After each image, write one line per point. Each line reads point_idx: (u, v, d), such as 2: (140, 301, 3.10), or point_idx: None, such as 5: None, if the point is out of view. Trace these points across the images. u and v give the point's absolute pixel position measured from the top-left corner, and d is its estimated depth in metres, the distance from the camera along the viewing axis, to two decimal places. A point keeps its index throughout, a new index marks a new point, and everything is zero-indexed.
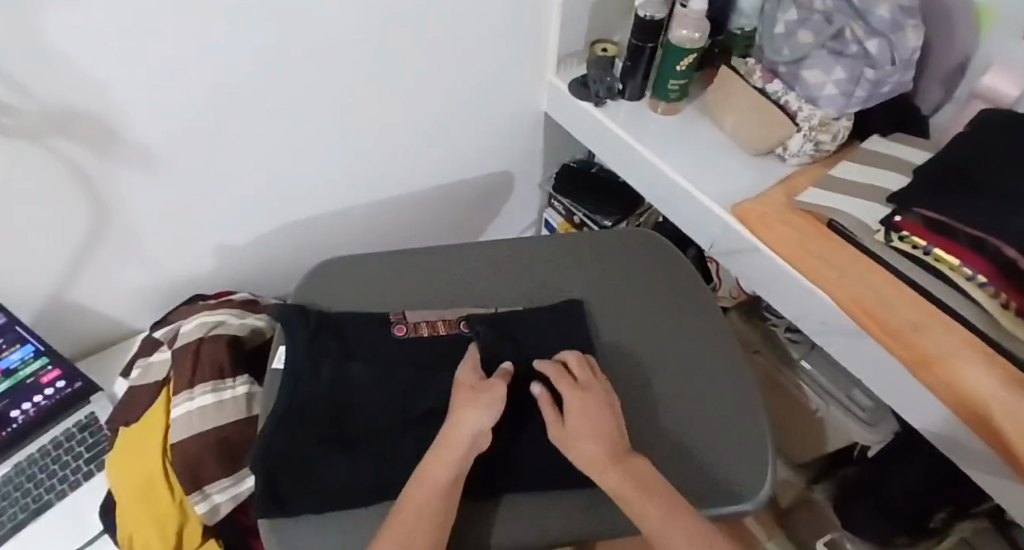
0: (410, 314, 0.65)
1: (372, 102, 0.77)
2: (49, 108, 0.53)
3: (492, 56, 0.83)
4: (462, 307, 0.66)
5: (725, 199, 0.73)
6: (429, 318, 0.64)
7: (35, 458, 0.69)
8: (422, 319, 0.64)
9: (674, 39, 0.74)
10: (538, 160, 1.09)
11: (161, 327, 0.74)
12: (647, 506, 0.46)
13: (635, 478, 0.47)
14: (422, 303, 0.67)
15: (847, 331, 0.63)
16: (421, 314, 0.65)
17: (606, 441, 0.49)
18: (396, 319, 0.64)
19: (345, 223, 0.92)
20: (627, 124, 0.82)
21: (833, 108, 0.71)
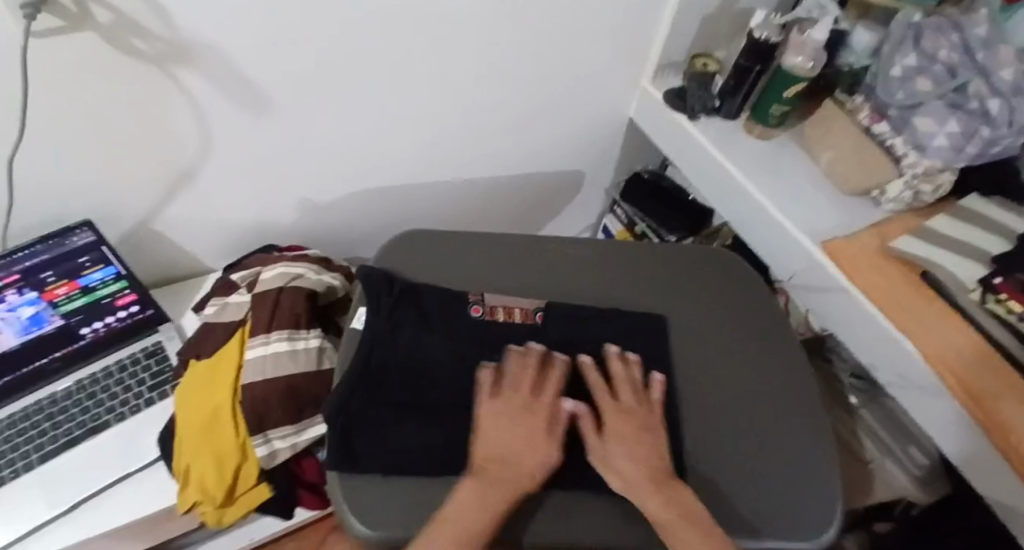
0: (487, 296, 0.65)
1: (472, 81, 0.77)
2: (177, 35, 0.53)
3: (595, 55, 0.83)
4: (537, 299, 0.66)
5: (812, 233, 0.72)
6: (506, 303, 0.64)
7: (97, 377, 0.70)
8: (500, 303, 0.64)
9: (786, 63, 0.73)
10: (611, 164, 1.08)
11: (236, 269, 0.76)
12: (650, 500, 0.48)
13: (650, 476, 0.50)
14: (498, 288, 0.67)
15: (926, 386, 0.62)
16: (497, 297, 0.65)
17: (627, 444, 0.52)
18: (473, 299, 0.64)
19: (418, 197, 0.93)
20: (719, 141, 0.81)
21: (939, 160, 0.68)
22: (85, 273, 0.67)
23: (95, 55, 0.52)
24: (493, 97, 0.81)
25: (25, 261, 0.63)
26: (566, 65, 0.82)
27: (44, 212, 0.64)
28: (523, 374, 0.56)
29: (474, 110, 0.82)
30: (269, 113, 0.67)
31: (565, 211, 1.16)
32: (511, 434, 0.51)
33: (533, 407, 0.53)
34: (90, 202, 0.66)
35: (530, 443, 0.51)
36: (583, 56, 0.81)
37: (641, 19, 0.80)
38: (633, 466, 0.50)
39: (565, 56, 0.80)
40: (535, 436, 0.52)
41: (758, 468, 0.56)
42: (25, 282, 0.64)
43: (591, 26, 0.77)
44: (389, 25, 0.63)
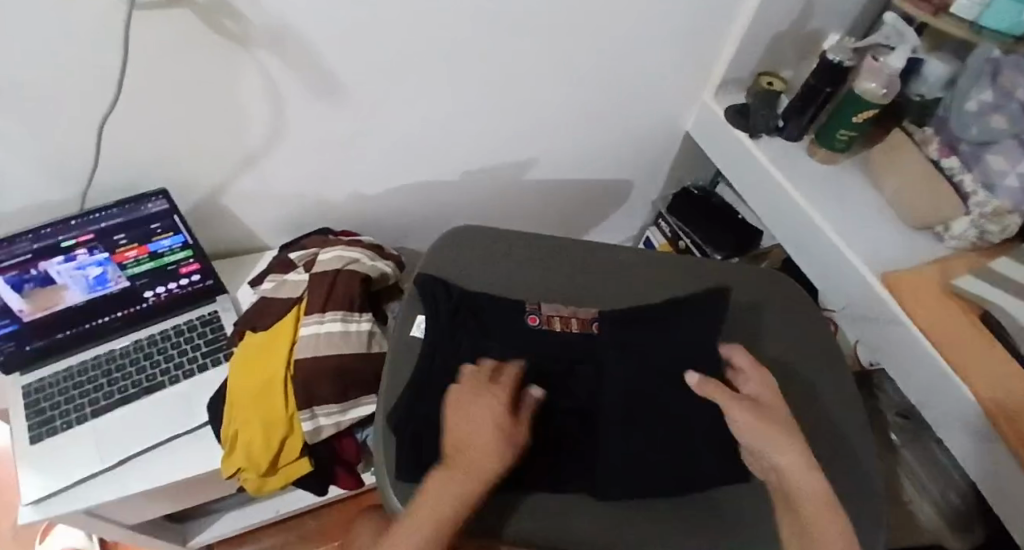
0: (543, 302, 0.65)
1: (538, 84, 0.78)
2: (269, 19, 0.55)
3: (659, 67, 0.83)
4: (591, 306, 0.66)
5: (870, 262, 0.71)
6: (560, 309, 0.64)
7: (155, 339, 0.74)
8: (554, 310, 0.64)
9: (858, 87, 0.72)
10: (661, 176, 1.08)
11: (294, 249, 0.78)
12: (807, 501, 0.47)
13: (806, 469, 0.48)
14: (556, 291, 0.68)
15: (977, 428, 0.60)
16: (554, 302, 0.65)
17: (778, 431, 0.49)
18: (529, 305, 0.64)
19: (470, 194, 0.94)
20: (779, 162, 0.81)
21: (1011, 200, 0.66)
22: (154, 239, 0.68)
23: (190, 32, 0.54)
24: (554, 100, 0.82)
25: (103, 221, 0.63)
26: (630, 74, 0.82)
27: (123, 179, 0.68)
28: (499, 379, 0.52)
29: (534, 111, 0.82)
30: (340, 100, 0.69)
31: (610, 219, 1.17)
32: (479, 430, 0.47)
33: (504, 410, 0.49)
34: (165, 173, 0.69)
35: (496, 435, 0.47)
36: (647, 67, 0.82)
37: (711, 34, 0.80)
38: (785, 448, 0.48)
39: (630, 66, 0.81)
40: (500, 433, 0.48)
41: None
42: (98, 242, 0.65)
43: (659, 38, 0.77)
44: (464, 23, 0.64)
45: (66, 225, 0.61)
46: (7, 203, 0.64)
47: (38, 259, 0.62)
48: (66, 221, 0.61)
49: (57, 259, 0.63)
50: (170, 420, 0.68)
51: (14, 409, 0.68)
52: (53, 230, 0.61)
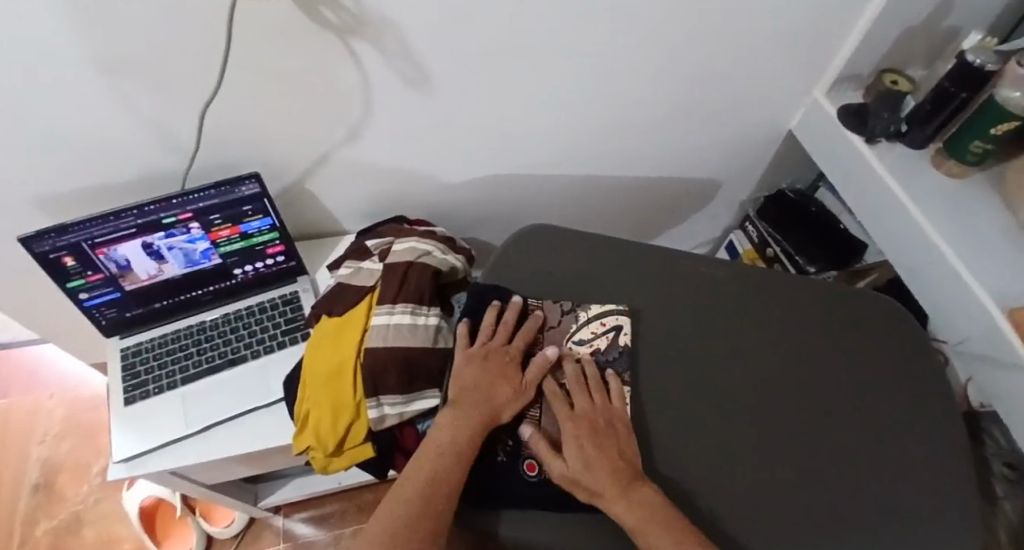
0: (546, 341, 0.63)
1: (629, 78, 0.74)
2: (363, 9, 0.56)
3: (764, 62, 0.76)
4: (610, 317, 0.62)
5: (995, 296, 0.63)
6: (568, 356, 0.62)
7: (241, 314, 0.78)
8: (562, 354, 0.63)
9: (999, 95, 0.63)
10: (753, 179, 1.01)
11: (370, 236, 0.80)
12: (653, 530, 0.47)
13: (638, 499, 0.49)
14: (554, 305, 0.64)
15: None
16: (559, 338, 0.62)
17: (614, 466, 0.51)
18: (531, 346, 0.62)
19: (548, 189, 0.92)
20: (894, 174, 0.73)
21: None
22: (245, 220, 0.72)
23: (287, 20, 0.55)
24: (646, 95, 0.78)
25: (199, 202, 0.67)
26: (729, 69, 0.76)
27: (223, 159, 0.71)
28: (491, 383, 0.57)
29: (622, 105, 0.78)
30: (427, 90, 0.68)
31: (690, 221, 1.11)
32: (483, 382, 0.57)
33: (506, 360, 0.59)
34: (260, 155, 0.72)
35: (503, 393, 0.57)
36: (754, 59, 0.75)
37: (830, 26, 0.72)
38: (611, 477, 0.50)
39: (731, 59, 0.74)
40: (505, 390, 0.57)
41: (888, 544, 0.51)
42: (196, 220, 0.68)
43: (768, 31, 0.71)
44: (562, 13, 0.62)
45: (168, 203, 0.65)
46: (124, 176, 0.70)
47: (141, 234, 0.67)
48: (168, 200, 0.65)
49: (159, 234, 0.68)
50: (246, 394, 0.72)
51: (115, 368, 0.74)
52: (154, 209, 0.65)
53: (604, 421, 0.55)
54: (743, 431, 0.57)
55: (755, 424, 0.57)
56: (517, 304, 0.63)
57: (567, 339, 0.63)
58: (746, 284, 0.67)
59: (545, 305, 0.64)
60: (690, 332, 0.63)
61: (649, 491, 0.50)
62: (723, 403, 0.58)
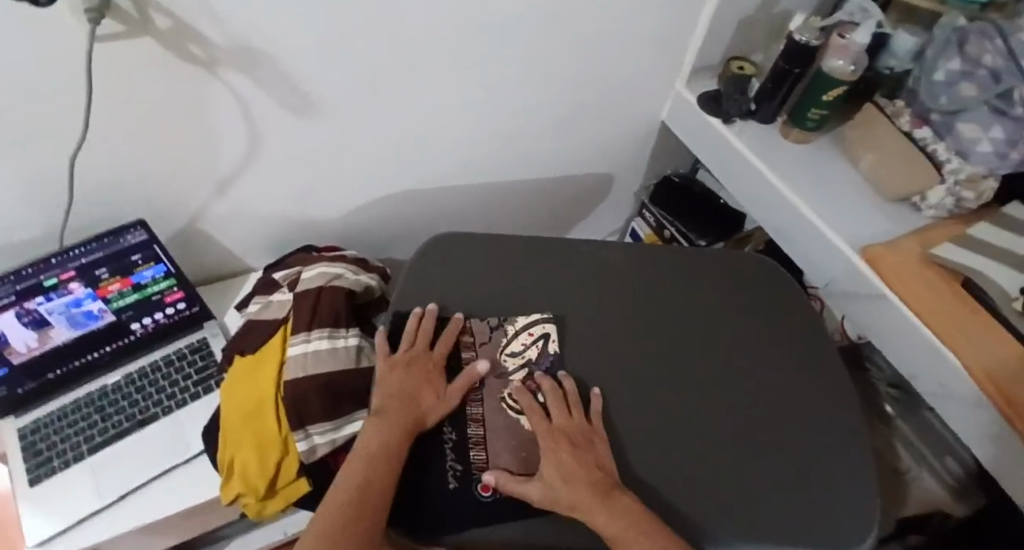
0: (481, 363, 0.61)
1: (512, 85, 0.78)
2: (235, 42, 0.56)
3: (630, 61, 0.83)
4: (539, 326, 0.64)
5: (851, 239, 0.72)
6: (505, 370, 0.61)
7: (146, 371, 0.73)
8: (498, 368, 0.62)
9: (827, 66, 0.73)
10: (642, 169, 1.09)
11: (277, 269, 0.78)
12: (634, 537, 0.46)
13: (619, 506, 0.47)
14: (482, 323, 0.64)
15: (964, 396, 0.61)
16: (491, 355, 0.62)
17: (590, 479, 0.49)
18: (465, 365, 0.61)
19: (454, 201, 0.95)
20: (753, 147, 0.81)
21: (984, 166, 0.67)
22: (136, 270, 0.69)
23: (156, 61, 0.54)
24: (530, 100, 0.82)
25: (82, 257, 0.65)
26: (599, 72, 0.83)
27: (103, 208, 0.68)
28: (423, 337, 0.60)
29: (511, 112, 0.83)
30: (316, 117, 0.69)
31: (594, 215, 1.17)
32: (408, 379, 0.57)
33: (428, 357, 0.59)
34: (145, 204, 0.69)
35: (427, 384, 0.57)
36: (619, 58, 0.82)
37: (679, 22, 0.80)
38: (581, 476, 0.50)
39: (599, 61, 0.81)
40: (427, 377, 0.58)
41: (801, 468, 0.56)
42: (80, 278, 0.65)
43: (627, 31, 0.78)
44: (435, 30, 0.65)
45: (47, 263, 0.63)
46: None
47: (21, 301, 0.62)
48: (47, 259, 0.63)
49: (41, 299, 0.64)
50: (163, 452, 0.68)
51: (11, 452, 0.67)
52: (32, 271, 0.62)
53: (582, 436, 0.54)
54: (661, 393, 0.61)
55: (670, 385, 0.61)
56: (443, 325, 0.62)
57: (499, 351, 0.62)
58: (644, 260, 0.72)
59: (472, 324, 0.64)
60: (612, 326, 0.66)
61: (630, 498, 0.49)
62: (641, 370, 0.62)
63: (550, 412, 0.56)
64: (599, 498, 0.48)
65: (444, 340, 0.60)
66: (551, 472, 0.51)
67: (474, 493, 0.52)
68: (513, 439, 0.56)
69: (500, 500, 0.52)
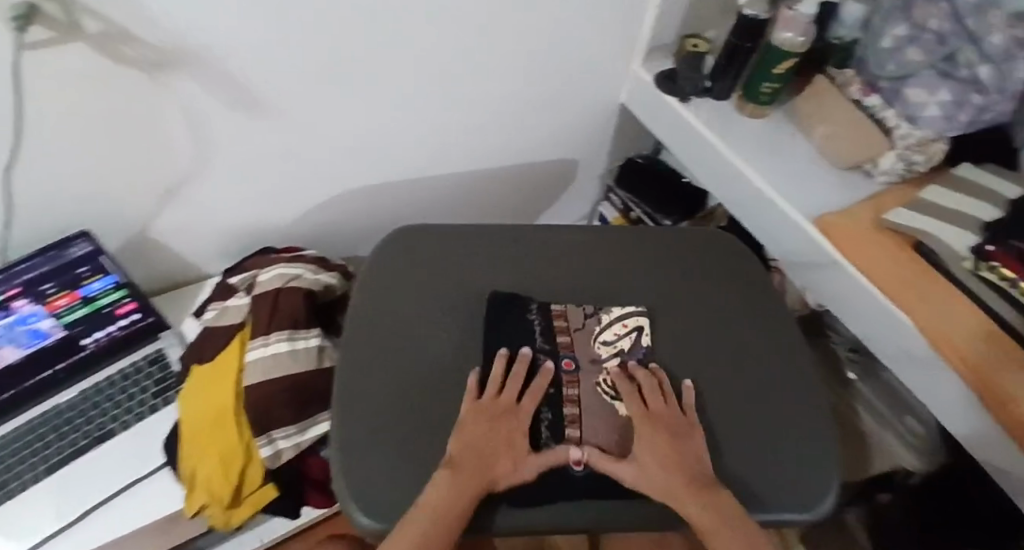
0: (577, 348, 0.59)
1: (467, 73, 0.77)
2: (170, 43, 0.54)
3: (584, 44, 0.82)
4: (635, 317, 0.63)
5: (808, 211, 0.72)
6: (598, 357, 0.59)
7: (101, 388, 0.70)
8: (591, 356, 0.60)
9: (775, 40, 0.72)
10: (605, 152, 1.09)
11: (234, 273, 0.76)
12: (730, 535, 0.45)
13: (713, 499, 0.47)
14: (577, 309, 0.63)
15: (922, 356, 0.63)
16: (586, 340, 0.60)
17: (687, 472, 0.49)
18: (561, 350, 0.59)
19: (416, 194, 0.93)
20: (709, 124, 0.81)
21: (933, 129, 0.68)
22: (85, 283, 0.68)
23: (86, 67, 0.52)
24: (486, 89, 0.81)
25: (27, 272, 0.65)
26: (553, 58, 0.82)
27: (44, 221, 0.65)
28: (511, 381, 0.54)
29: (468, 102, 0.82)
30: (264, 115, 0.67)
31: (561, 201, 1.16)
32: (489, 436, 0.50)
33: (511, 413, 0.52)
34: (89, 214, 0.67)
35: (506, 448, 0.50)
36: (573, 41, 0.81)
37: (631, 2, 0.80)
38: (681, 468, 0.49)
39: (552, 46, 0.80)
40: (506, 442, 0.51)
41: (767, 432, 0.57)
42: (26, 295, 0.64)
43: (579, 14, 0.77)
44: (382, 20, 0.63)
45: None
46: None
47: None
48: None
49: None
50: (131, 465, 0.68)
51: None
52: None
53: (679, 424, 0.53)
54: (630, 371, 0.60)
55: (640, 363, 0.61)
56: (539, 311, 0.62)
57: (593, 340, 0.60)
58: (608, 240, 0.71)
59: (568, 310, 0.63)
60: (673, 303, 0.67)
61: (725, 494, 0.48)
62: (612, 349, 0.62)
63: (646, 397, 0.55)
64: (693, 489, 0.47)
65: (531, 395, 0.54)
66: (649, 461, 0.50)
67: (568, 469, 0.51)
68: (609, 424, 0.55)
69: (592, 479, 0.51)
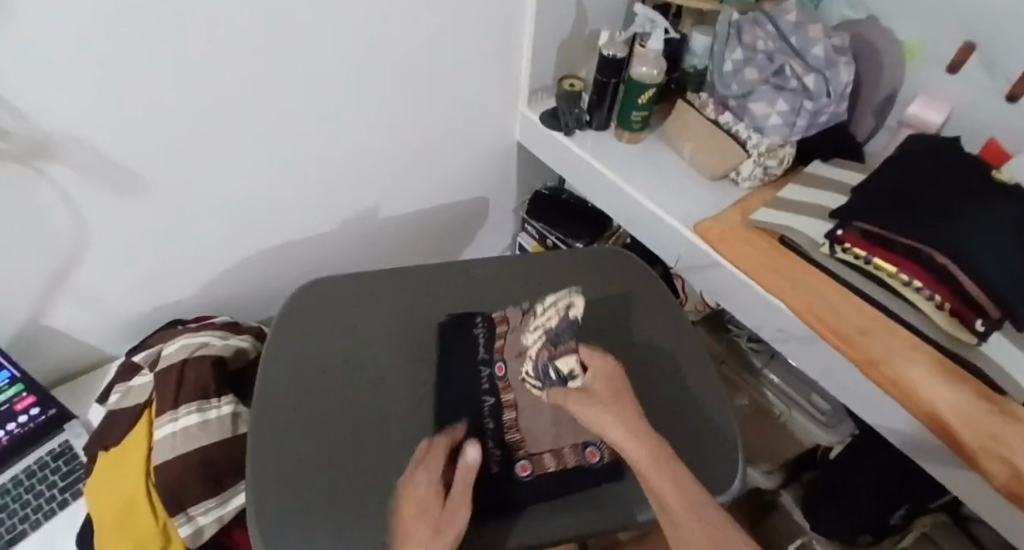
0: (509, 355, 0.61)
1: (360, 127, 0.81)
2: (42, 130, 0.54)
3: (469, 90, 0.88)
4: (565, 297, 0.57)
5: (687, 219, 0.79)
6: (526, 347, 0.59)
7: (7, 489, 0.66)
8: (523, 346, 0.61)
9: (633, 74, 0.81)
10: (512, 188, 1.14)
11: (139, 350, 0.74)
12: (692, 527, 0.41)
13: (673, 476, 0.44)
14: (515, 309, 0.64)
15: (802, 335, 0.69)
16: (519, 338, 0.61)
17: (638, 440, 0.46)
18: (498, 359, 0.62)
19: (330, 248, 0.95)
20: (593, 152, 0.88)
21: (778, 135, 0.77)
22: None
23: None
24: (383, 140, 0.85)
25: None
26: (442, 105, 0.87)
27: None
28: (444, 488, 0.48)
29: (367, 152, 0.85)
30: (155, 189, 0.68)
31: (478, 239, 1.20)
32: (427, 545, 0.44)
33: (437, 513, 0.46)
34: None
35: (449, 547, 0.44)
36: (458, 89, 0.87)
37: (506, 49, 0.87)
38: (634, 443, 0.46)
39: (439, 94, 0.85)
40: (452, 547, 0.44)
41: (671, 424, 0.62)
42: None
43: (459, 63, 0.83)
44: (265, 85, 0.66)
45: None
46: None
47: None
48: None
49: None
50: None
51: None
52: None
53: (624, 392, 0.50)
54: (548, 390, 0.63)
55: None
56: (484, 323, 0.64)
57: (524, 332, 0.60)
58: (519, 265, 0.76)
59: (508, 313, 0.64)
60: (602, 307, 0.72)
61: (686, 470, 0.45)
62: None
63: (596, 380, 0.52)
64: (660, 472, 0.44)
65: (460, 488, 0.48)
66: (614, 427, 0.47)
67: (515, 474, 0.55)
68: (537, 426, 0.58)
69: (538, 480, 0.55)
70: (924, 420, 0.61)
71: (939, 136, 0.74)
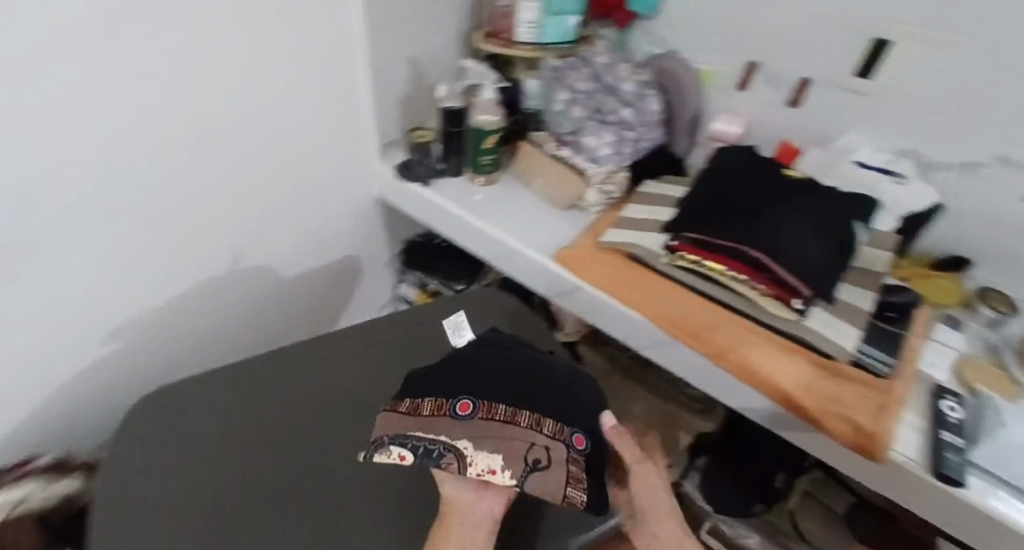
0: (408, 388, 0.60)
1: (201, 203, 0.78)
2: None
3: (313, 152, 0.89)
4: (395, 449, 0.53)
5: (545, 248, 0.84)
6: (422, 410, 0.56)
7: None
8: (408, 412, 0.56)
9: (475, 122, 0.86)
10: (383, 242, 1.14)
11: None
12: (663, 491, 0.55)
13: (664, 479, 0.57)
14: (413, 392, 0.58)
15: (662, 338, 0.76)
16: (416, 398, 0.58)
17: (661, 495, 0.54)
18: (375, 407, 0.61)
19: (189, 334, 0.90)
20: (446, 197, 0.92)
21: (611, 163, 0.86)
22: None
23: None
24: (228, 214, 0.83)
25: None
26: (287, 170, 0.87)
27: None
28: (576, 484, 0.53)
29: (213, 229, 0.82)
30: None
31: (358, 298, 1.18)
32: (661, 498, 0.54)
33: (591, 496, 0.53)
34: None
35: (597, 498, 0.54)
36: (302, 152, 0.87)
37: (344, 108, 0.89)
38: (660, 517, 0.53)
39: (280, 160, 0.85)
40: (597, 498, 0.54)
41: None
42: None
43: (295, 127, 0.84)
44: (72, 172, 0.63)
45: None
46: None
47: None
48: None
49: None
50: None
51: None
52: None
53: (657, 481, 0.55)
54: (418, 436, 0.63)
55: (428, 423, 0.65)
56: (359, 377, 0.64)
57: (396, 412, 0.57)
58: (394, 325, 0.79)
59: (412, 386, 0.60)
60: None
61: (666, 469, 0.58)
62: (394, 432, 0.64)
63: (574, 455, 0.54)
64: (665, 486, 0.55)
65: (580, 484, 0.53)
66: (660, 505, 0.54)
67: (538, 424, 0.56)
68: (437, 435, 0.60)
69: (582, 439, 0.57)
70: (774, 397, 0.67)
71: (739, 145, 0.86)
